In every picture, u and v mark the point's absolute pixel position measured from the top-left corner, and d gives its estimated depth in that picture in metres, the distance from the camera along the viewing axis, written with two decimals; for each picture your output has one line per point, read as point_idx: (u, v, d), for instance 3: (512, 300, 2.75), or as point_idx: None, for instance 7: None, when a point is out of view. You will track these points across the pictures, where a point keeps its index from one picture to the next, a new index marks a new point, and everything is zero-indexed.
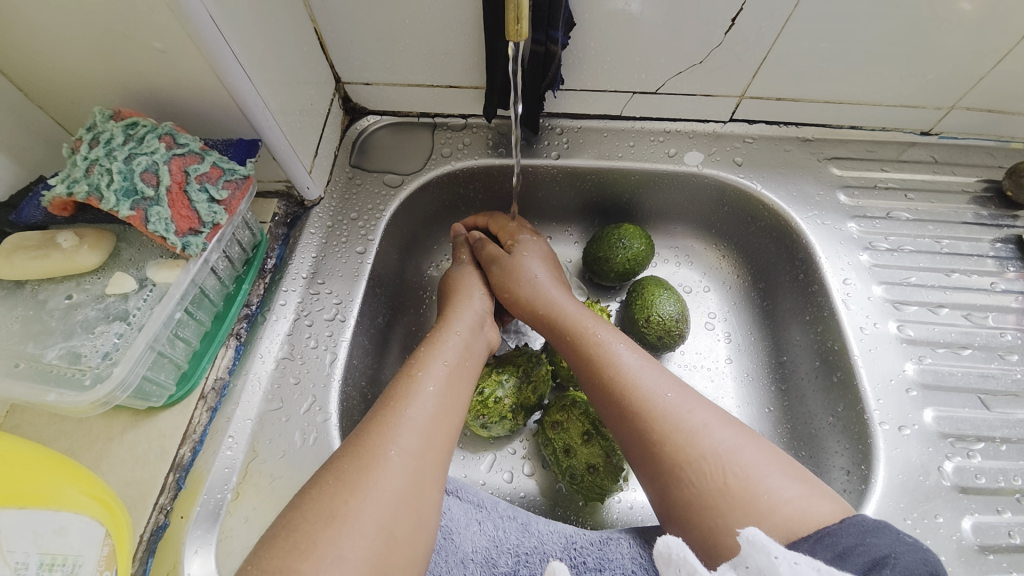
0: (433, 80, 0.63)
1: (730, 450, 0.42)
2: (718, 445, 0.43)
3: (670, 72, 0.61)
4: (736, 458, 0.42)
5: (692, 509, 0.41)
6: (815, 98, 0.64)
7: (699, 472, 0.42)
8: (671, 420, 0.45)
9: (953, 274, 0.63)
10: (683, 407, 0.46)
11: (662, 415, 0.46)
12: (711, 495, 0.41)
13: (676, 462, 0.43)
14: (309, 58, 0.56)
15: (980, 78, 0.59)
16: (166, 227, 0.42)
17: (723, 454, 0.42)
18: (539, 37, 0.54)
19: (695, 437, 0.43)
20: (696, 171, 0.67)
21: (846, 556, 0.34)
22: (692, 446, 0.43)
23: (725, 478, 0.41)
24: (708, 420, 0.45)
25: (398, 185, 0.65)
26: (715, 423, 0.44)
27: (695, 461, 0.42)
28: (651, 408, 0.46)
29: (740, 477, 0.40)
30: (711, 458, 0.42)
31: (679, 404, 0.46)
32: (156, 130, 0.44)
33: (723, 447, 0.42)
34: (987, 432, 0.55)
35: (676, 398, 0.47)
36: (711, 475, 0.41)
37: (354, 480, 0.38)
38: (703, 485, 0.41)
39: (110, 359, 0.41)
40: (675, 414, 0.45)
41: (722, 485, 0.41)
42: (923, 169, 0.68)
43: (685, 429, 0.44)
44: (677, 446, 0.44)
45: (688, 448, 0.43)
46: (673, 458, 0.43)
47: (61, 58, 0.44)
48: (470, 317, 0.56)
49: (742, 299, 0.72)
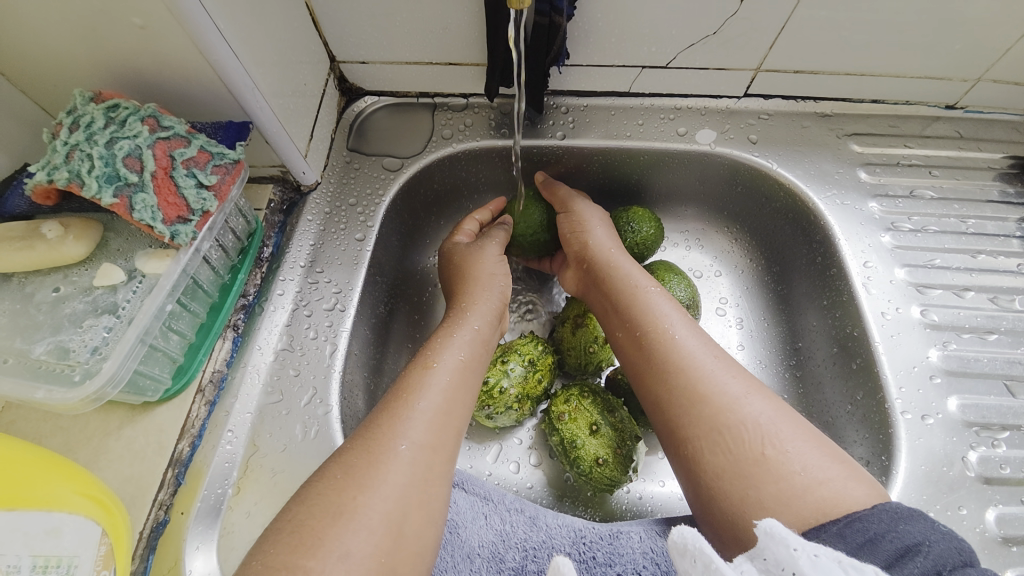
0: (431, 57, 0.60)
1: (769, 422, 0.40)
2: (757, 415, 0.41)
3: (682, 44, 0.58)
4: (775, 431, 0.40)
5: (723, 476, 0.39)
6: (836, 70, 0.60)
7: (736, 441, 0.40)
8: (713, 383, 0.43)
9: (979, 256, 0.60)
10: (725, 373, 0.44)
11: (704, 377, 0.44)
12: (746, 464, 0.39)
13: (712, 426, 0.41)
14: (300, 34, 0.53)
15: (1009, 48, 0.56)
16: (153, 215, 0.41)
17: (762, 425, 0.40)
18: (543, 8, 0.51)
19: (736, 403, 0.41)
20: (709, 150, 0.64)
21: (876, 543, 0.33)
22: (731, 412, 0.41)
23: (763, 449, 0.39)
24: (748, 389, 0.43)
25: (398, 168, 0.63)
26: (754, 393, 0.42)
27: (732, 427, 0.40)
28: (694, 369, 0.44)
29: (777, 450, 0.39)
30: (750, 427, 0.40)
31: (721, 369, 0.44)
32: (139, 113, 0.42)
33: (762, 418, 0.41)
34: (1013, 420, 0.52)
35: (719, 364, 0.45)
36: (748, 444, 0.39)
37: (362, 475, 0.36)
38: (739, 452, 0.40)
39: (99, 353, 0.40)
40: (718, 379, 0.43)
41: (758, 457, 0.39)
42: (948, 146, 0.64)
43: (726, 395, 0.42)
44: (719, 408, 0.42)
45: (727, 413, 0.41)
46: (711, 422, 0.41)
47: (37, 36, 0.41)
48: (486, 309, 0.53)
49: (756, 283, 0.70)
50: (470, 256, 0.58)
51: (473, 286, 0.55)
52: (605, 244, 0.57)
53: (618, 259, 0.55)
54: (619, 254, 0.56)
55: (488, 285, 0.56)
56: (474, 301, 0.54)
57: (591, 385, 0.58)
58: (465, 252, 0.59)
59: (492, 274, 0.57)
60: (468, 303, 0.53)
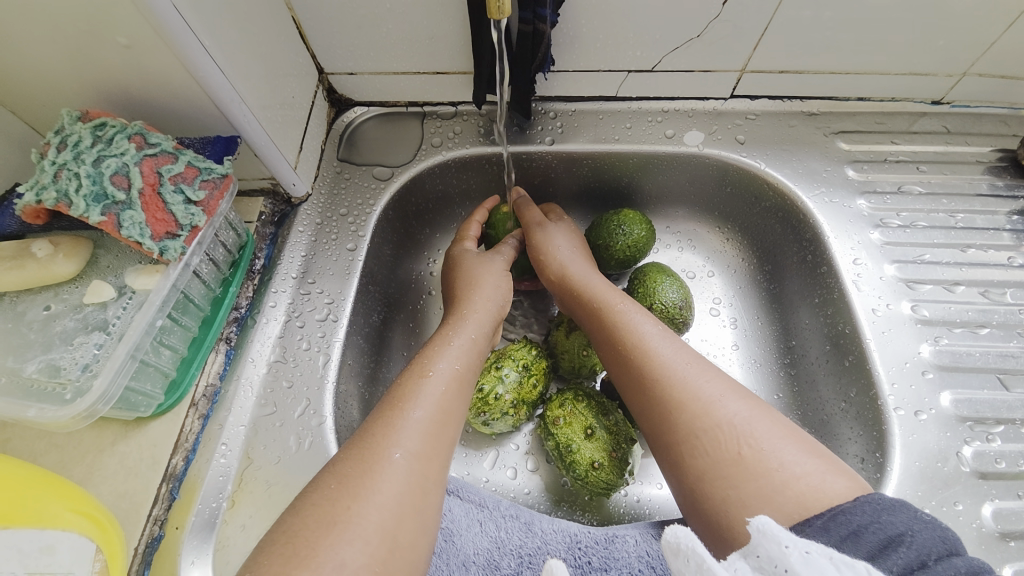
0: (419, 67, 0.60)
1: (744, 421, 0.40)
2: (732, 416, 0.41)
3: (666, 48, 0.58)
4: (751, 430, 0.40)
5: (705, 478, 0.39)
6: (820, 69, 0.61)
7: (714, 443, 0.40)
8: (688, 388, 0.43)
9: (969, 250, 0.60)
10: (700, 376, 0.44)
11: (679, 383, 0.44)
12: (725, 465, 0.39)
13: (690, 430, 0.41)
14: (287, 48, 0.54)
15: (992, 43, 0.56)
16: (141, 231, 0.41)
17: (738, 425, 0.40)
18: (527, 16, 0.51)
19: (711, 406, 0.42)
20: (697, 151, 0.64)
21: (859, 535, 0.33)
22: (708, 415, 0.41)
23: (739, 450, 0.39)
24: (724, 390, 0.43)
25: (388, 178, 0.63)
26: (730, 393, 0.43)
27: (709, 430, 0.41)
28: (668, 377, 0.45)
29: (754, 449, 0.39)
30: (727, 428, 0.40)
31: (696, 374, 0.44)
32: (126, 130, 0.42)
33: (738, 418, 0.41)
34: (1007, 414, 0.52)
35: (692, 368, 0.45)
36: (725, 445, 0.40)
37: (356, 485, 0.36)
38: (716, 454, 0.40)
39: (89, 370, 0.40)
40: (691, 384, 0.44)
41: (736, 456, 0.39)
42: (935, 141, 0.64)
43: (701, 398, 0.42)
44: (694, 412, 0.42)
45: (703, 415, 0.41)
46: (688, 427, 0.42)
47: (24, 57, 0.41)
48: (484, 316, 0.54)
49: (749, 282, 0.70)
50: (474, 263, 0.59)
51: (471, 289, 0.56)
52: (577, 261, 0.58)
53: (590, 276, 0.57)
54: (591, 272, 0.58)
55: (489, 292, 0.56)
56: (473, 308, 0.54)
57: (586, 388, 0.58)
58: (469, 258, 0.60)
59: (499, 288, 0.57)
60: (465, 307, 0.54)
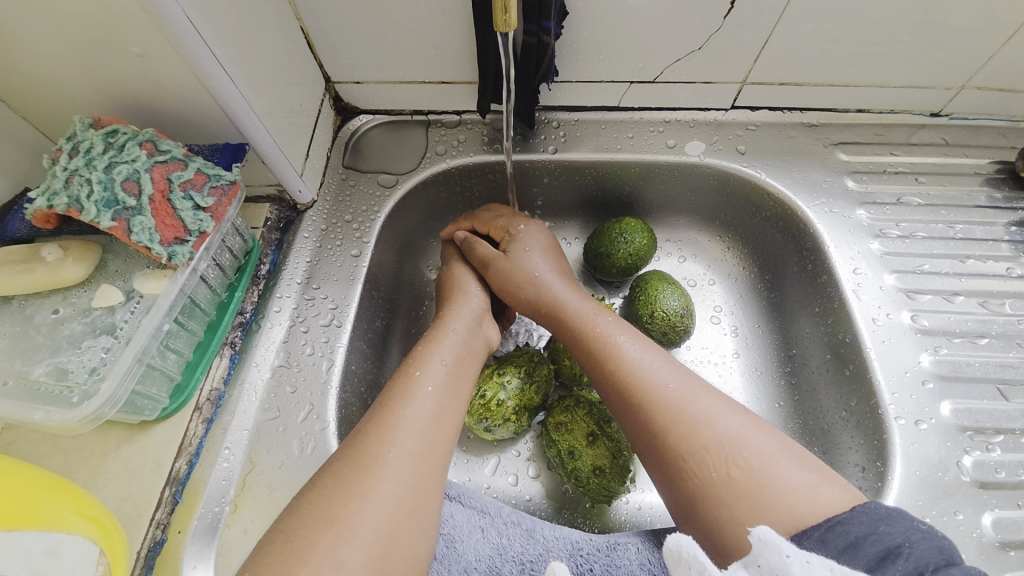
0: (424, 77, 0.61)
1: (733, 441, 0.40)
2: (719, 437, 0.40)
3: (668, 60, 0.59)
4: (740, 449, 0.40)
5: (699, 498, 0.39)
6: (819, 82, 0.62)
7: (702, 464, 0.40)
8: (673, 411, 0.43)
9: (968, 261, 0.60)
10: (684, 396, 0.44)
11: (662, 407, 0.43)
12: (715, 486, 0.39)
13: (678, 453, 0.41)
14: (296, 57, 0.55)
15: (989, 57, 0.57)
16: (150, 236, 0.42)
17: (726, 444, 0.40)
18: (530, 28, 0.52)
19: (696, 427, 0.41)
20: (698, 161, 0.65)
21: (857, 546, 0.33)
22: (694, 437, 0.41)
23: (728, 471, 0.39)
24: (711, 409, 0.42)
25: (392, 185, 0.64)
26: (718, 412, 0.42)
27: (698, 451, 0.40)
28: (652, 401, 0.44)
29: (743, 469, 0.38)
30: (715, 449, 0.40)
31: (679, 395, 0.44)
32: (137, 138, 0.43)
33: (727, 437, 0.40)
34: (1007, 424, 0.53)
35: (677, 389, 0.44)
36: (713, 467, 0.39)
37: (353, 483, 0.37)
38: (705, 477, 0.39)
39: (97, 374, 0.40)
40: (676, 406, 0.43)
41: (724, 478, 0.39)
42: (934, 152, 0.65)
43: (686, 419, 0.42)
44: (680, 436, 0.42)
45: (690, 438, 0.41)
46: (677, 450, 0.41)
47: (38, 66, 0.42)
48: (466, 313, 0.55)
49: (750, 290, 0.71)
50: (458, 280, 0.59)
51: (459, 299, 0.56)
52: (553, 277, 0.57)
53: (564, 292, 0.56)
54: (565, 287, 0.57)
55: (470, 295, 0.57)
56: (454, 309, 0.55)
57: (587, 396, 0.58)
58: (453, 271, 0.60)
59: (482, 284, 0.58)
60: (448, 313, 0.55)
